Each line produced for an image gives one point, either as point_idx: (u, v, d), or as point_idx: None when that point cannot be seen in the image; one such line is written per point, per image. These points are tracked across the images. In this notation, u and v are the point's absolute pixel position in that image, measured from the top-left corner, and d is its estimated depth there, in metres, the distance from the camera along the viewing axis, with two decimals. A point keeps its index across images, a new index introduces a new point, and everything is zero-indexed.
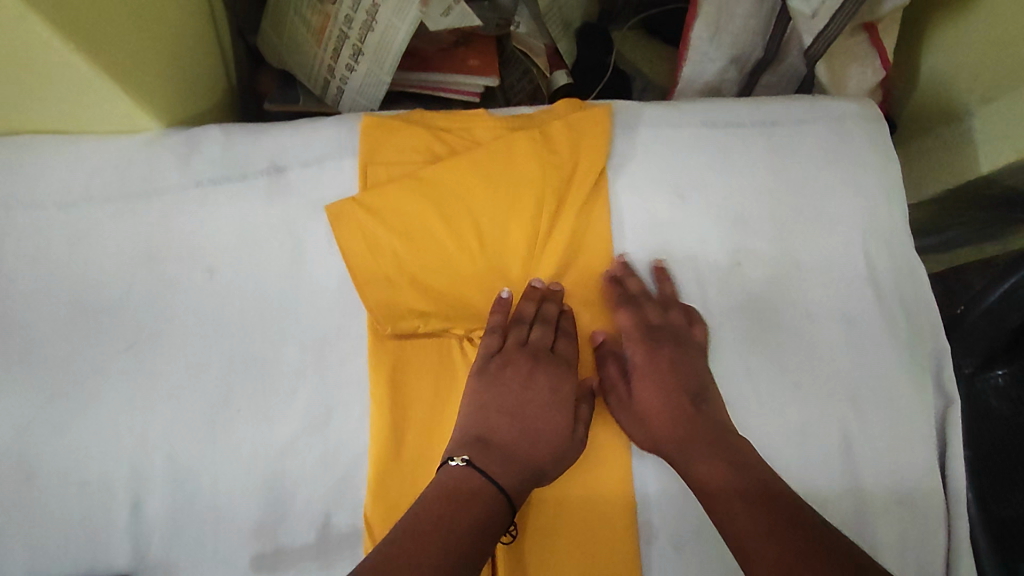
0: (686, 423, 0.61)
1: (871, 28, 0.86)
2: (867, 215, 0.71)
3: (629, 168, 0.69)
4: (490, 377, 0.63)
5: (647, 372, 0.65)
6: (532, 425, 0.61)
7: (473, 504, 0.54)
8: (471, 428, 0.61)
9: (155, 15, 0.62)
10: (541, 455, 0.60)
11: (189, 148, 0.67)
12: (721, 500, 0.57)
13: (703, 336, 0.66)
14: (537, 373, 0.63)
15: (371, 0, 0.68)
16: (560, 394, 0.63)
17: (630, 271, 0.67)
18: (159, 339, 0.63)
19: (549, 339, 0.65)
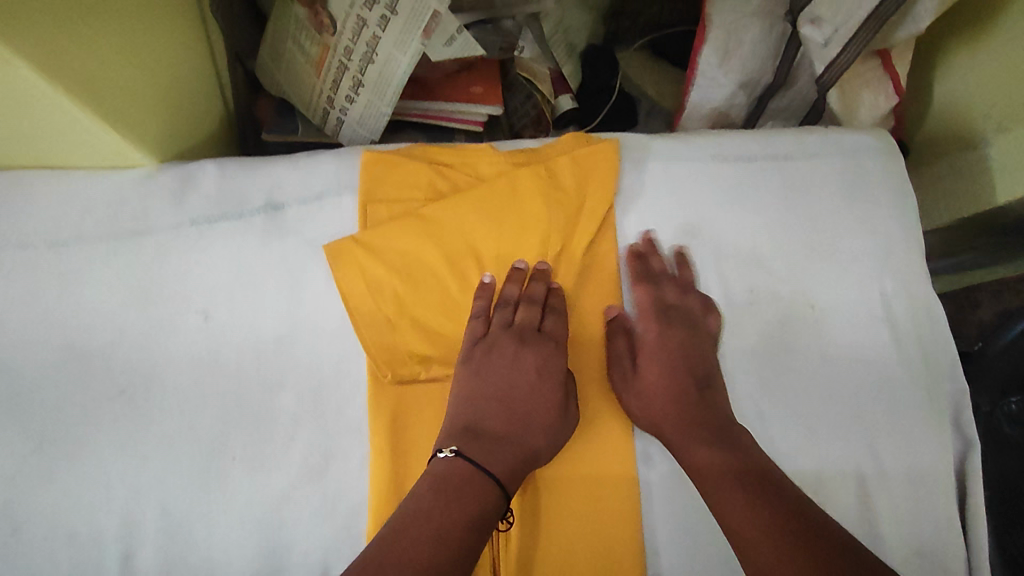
0: (691, 408, 0.60)
1: (885, 54, 0.83)
2: (881, 251, 0.69)
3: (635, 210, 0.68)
4: (477, 361, 0.61)
5: (658, 347, 0.64)
6: (521, 410, 0.59)
7: (465, 493, 0.53)
8: (459, 417, 0.59)
9: (149, 50, 0.60)
10: (533, 442, 0.58)
11: (184, 185, 0.65)
12: (717, 484, 0.56)
13: (718, 324, 0.65)
14: (523, 353, 0.61)
15: (372, 32, 0.66)
16: (548, 371, 0.61)
17: (655, 250, 0.67)
18: (153, 383, 0.61)
19: (535, 320, 0.63)
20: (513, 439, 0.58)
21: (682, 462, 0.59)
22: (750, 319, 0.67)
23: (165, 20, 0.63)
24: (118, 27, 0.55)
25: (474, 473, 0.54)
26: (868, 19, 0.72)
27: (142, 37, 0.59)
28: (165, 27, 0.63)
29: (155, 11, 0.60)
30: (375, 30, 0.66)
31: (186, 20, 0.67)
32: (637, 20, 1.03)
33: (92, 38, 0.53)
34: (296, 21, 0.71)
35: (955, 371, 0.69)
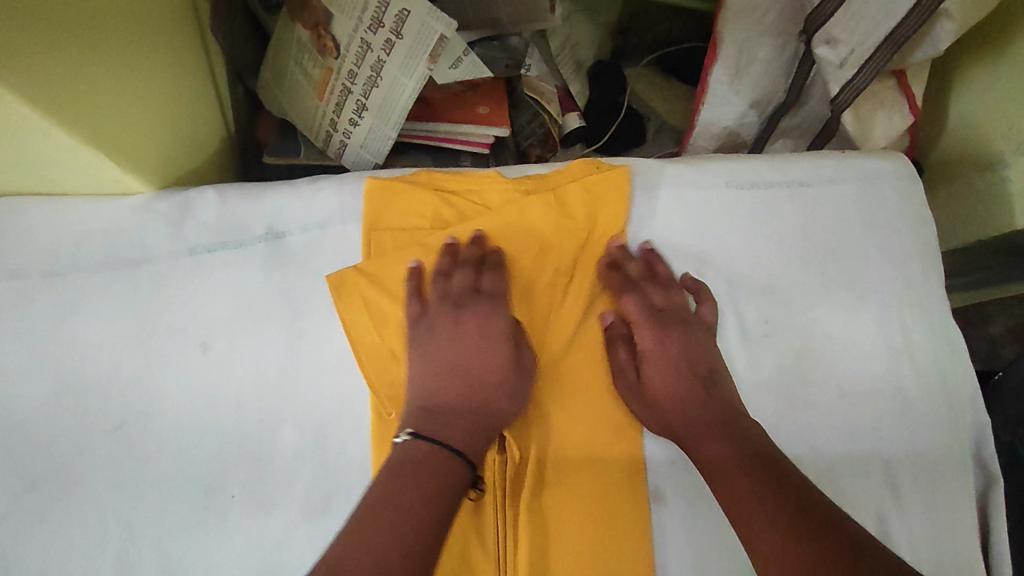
0: (693, 408, 0.60)
1: (900, 74, 0.82)
2: (899, 281, 0.67)
3: (639, 245, 0.66)
4: (420, 338, 0.60)
5: (659, 354, 0.63)
6: (468, 373, 0.59)
7: (426, 465, 0.52)
8: (416, 397, 0.58)
9: (146, 73, 0.59)
10: (495, 409, 0.58)
11: (183, 212, 0.63)
12: (726, 479, 0.55)
13: (711, 314, 0.64)
14: (463, 319, 0.61)
15: (377, 56, 0.65)
16: (490, 332, 0.60)
17: (629, 256, 0.65)
18: (149, 418, 0.59)
19: (471, 282, 0.61)
20: (474, 408, 0.58)
21: (694, 460, 0.58)
22: (765, 350, 0.65)
23: (161, 42, 0.61)
24: (112, 51, 0.54)
25: (430, 449, 0.54)
26: (884, 41, 0.71)
27: (138, 60, 0.57)
28: (161, 49, 0.61)
29: (150, 34, 0.59)
30: (380, 54, 0.65)
31: (183, 41, 0.66)
32: (646, 35, 1.01)
33: (86, 65, 0.51)
34: (299, 44, 0.71)
35: (978, 403, 0.66)
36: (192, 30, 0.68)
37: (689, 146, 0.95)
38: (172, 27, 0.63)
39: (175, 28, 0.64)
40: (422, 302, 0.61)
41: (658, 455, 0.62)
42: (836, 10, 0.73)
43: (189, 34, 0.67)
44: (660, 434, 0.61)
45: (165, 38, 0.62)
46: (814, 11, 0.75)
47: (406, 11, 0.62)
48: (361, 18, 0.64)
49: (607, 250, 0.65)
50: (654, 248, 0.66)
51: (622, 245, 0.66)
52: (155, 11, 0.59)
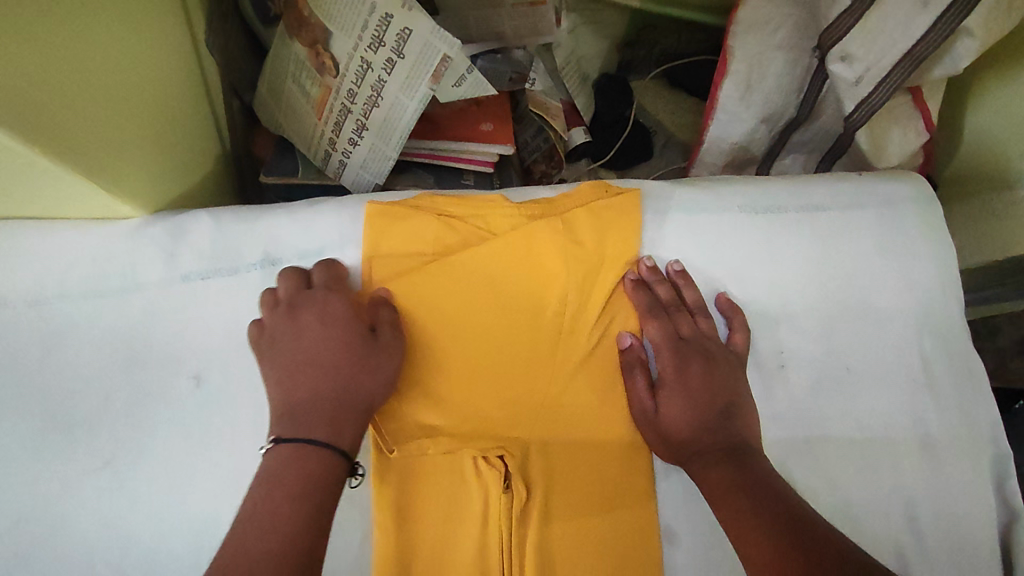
0: (711, 433, 0.57)
1: (915, 89, 0.77)
2: (918, 309, 0.65)
3: (667, 264, 0.64)
4: (263, 350, 0.56)
5: (680, 382, 0.59)
6: (316, 359, 0.54)
7: (304, 464, 0.49)
8: (279, 406, 0.53)
9: (137, 97, 0.56)
10: (352, 390, 0.53)
11: (175, 237, 0.60)
12: (729, 509, 0.54)
13: (743, 344, 0.62)
14: (297, 313, 0.56)
15: (377, 75, 0.63)
16: (330, 318, 0.56)
17: (659, 276, 0.63)
18: (139, 454, 0.57)
19: (299, 284, 0.58)
20: (330, 394, 0.53)
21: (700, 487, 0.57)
22: (781, 382, 0.63)
23: (153, 61, 0.59)
24: (98, 74, 0.51)
25: (292, 453, 0.50)
26: (901, 59, 0.68)
27: (127, 82, 0.55)
28: (153, 69, 0.59)
29: (140, 54, 0.57)
30: (380, 74, 0.63)
31: (176, 59, 0.63)
32: (653, 49, 0.98)
33: (68, 91, 0.49)
34: (296, 62, 0.68)
35: (1002, 438, 0.64)
36: (185, 47, 0.65)
37: (697, 162, 0.92)
38: (164, 45, 0.61)
39: (168, 47, 0.61)
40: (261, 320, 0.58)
41: (671, 492, 0.60)
42: (850, 27, 0.70)
43: (181, 51, 0.64)
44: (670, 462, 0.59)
45: (156, 57, 0.59)
46: (827, 28, 0.73)
47: (407, 30, 0.59)
48: (360, 37, 0.62)
49: (630, 271, 0.63)
50: (683, 268, 0.64)
51: (654, 263, 0.63)
52: (145, 30, 0.57)
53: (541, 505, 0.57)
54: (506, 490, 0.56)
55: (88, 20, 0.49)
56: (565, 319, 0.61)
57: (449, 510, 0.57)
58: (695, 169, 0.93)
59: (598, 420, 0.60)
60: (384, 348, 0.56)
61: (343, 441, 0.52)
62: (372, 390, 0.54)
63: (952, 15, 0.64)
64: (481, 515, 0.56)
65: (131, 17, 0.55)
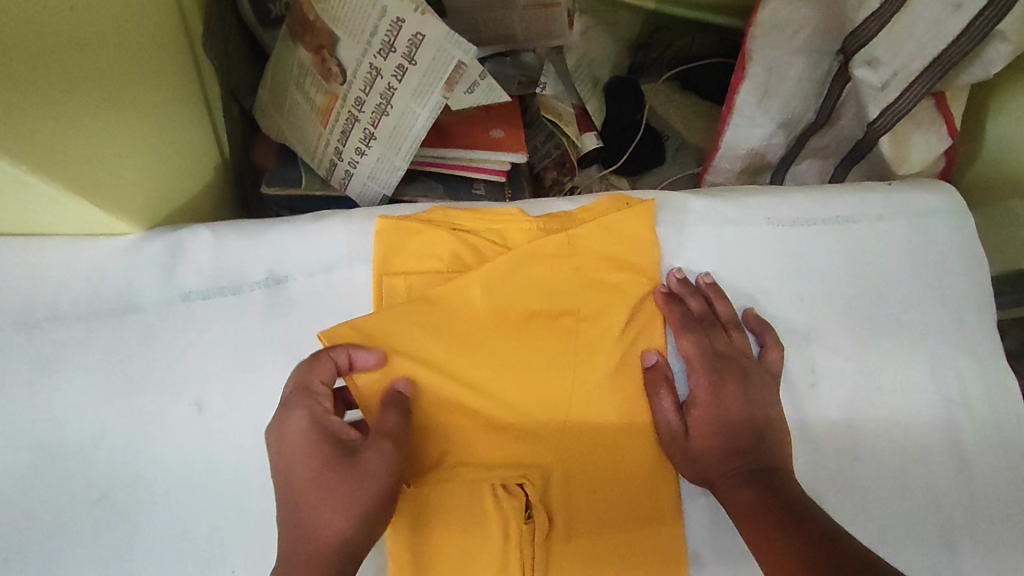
0: (740, 452, 0.54)
1: (939, 94, 0.72)
2: (951, 324, 0.63)
3: (697, 277, 0.61)
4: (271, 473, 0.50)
5: (712, 402, 0.56)
6: (288, 502, 0.47)
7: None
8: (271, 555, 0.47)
9: (131, 107, 0.53)
10: (317, 538, 0.45)
11: (174, 256, 0.57)
12: (756, 528, 0.50)
13: (777, 361, 0.59)
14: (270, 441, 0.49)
15: (387, 83, 0.59)
16: (295, 446, 0.48)
17: (691, 290, 0.59)
18: (136, 486, 0.53)
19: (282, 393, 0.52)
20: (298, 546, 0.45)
21: (727, 508, 0.53)
22: (813, 402, 0.60)
23: (147, 69, 0.55)
24: (89, 84, 0.48)
25: None
26: (929, 65, 0.65)
27: (120, 92, 0.52)
28: (147, 77, 0.55)
29: (134, 62, 0.53)
30: (389, 81, 0.59)
31: (172, 65, 0.60)
32: (665, 51, 0.94)
33: (57, 103, 0.45)
34: (300, 67, 0.65)
35: None
36: (181, 52, 0.62)
37: (712, 167, 0.88)
38: (159, 51, 0.57)
39: (163, 53, 0.58)
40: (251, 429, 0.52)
41: (702, 519, 0.57)
42: (878, 30, 0.67)
43: (178, 57, 0.61)
44: (698, 484, 0.56)
45: (151, 63, 0.56)
46: (852, 31, 0.69)
47: (419, 35, 0.56)
48: (370, 42, 0.58)
49: (661, 284, 0.60)
50: (714, 280, 0.61)
51: (685, 275, 0.60)
52: (138, 35, 0.54)
53: (563, 532, 0.54)
54: (525, 521, 0.53)
55: (78, 25, 0.46)
56: (584, 334, 0.58)
57: (466, 544, 0.53)
58: (708, 174, 0.88)
59: (623, 444, 0.57)
60: (352, 479, 0.46)
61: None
62: (341, 535, 0.45)
63: (982, 21, 0.61)
64: (499, 548, 0.52)
65: (124, 22, 0.52)
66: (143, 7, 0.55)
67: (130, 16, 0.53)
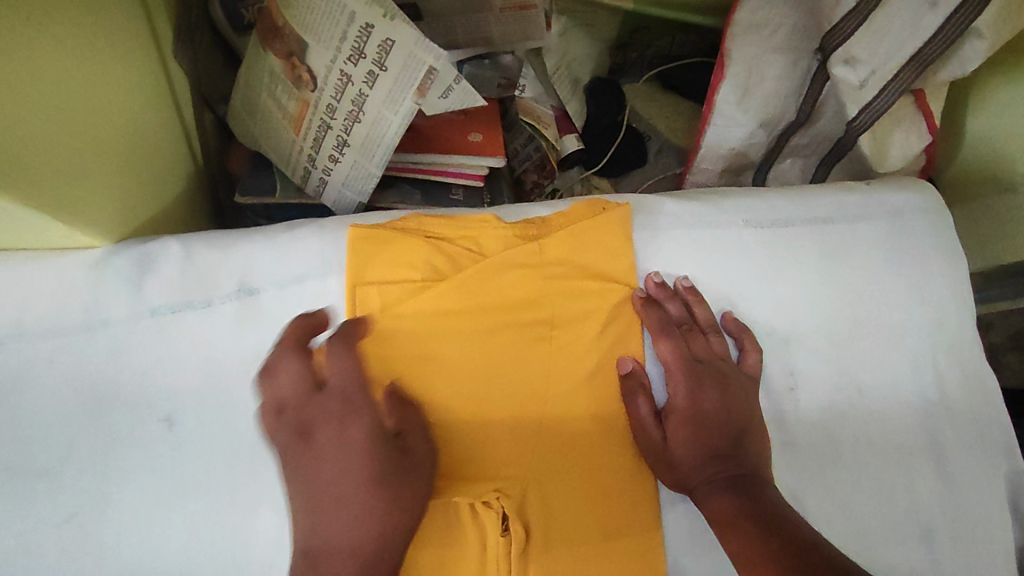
0: (718, 457, 0.54)
1: (919, 92, 0.72)
2: (929, 324, 0.62)
3: (677, 279, 0.60)
4: (297, 453, 0.51)
5: (690, 409, 0.56)
6: (330, 496, 0.50)
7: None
8: (297, 544, 0.50)
9: (96, 118, 0.52)
10: (351, 536, 0.49)
11: (143, 268, 0.56)
12: (735, 536, 0.49)
13: (756, 365, 0.59)
14: (314, 429, 0.52)
15: (358, 90, 0.59)
16: (348, 445, 0.51)
17: (672, 293, 0.59)
18: (105, 507, 0.52)
19: (314, 378, 0.53)
20: (335, 541, 0.49)
21: (706, 516, 0.52)
22: (793, 406, 0.60)
23: (113, 77, 0.54)
24: (53, 98, 0.47)
25: None
26: (909, 61, 0.64)
27: (86, 103, 0.50)
28: (113, 86, 0.54)
29: (99, 73, 0.52)
30: (361, 87, 0.58)
31: (140, 74, 0.58)
32: (645, 51, 0.94)
33: (19, 118, 0.44)
34: (271, 74, 0.64)
35: (1017, 456, 0.62)
36: (149, 58, 0.60)
37: (693, 169, 0.87)
38: (126, 58, 0.56)
39: (130, 62, 0.57)
40: (272, 410, 0.53)
41: (682, 526, 0.56)
42: (856, 28, 0.66)
43: (145, 63, 0.59)
44: (677, 490, 0.55)
45: (117, 72, 0.55)
46: (830, 30, 0.69)
47: (389, 41, 0.55)
48: (339, 48, 0.57)
49: (639, 286, 0.59)
50: (693, 284, 0.60)
51: (663, 278, 0.60)
52: (104, 43, 0.53)
53: (541, 545, 0.54)
54: (503, 535, 0.52)
55: (40, 32, 0.44)
56: (558, 337, 0.57)
57: (443, 557, 0.53)
58: (690, 175, 0.87)
59: (601, 449, 0.56)
60: (404, 487, 0.51)
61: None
62: (382, 538, 0.49)
63: (961, 16, 0.60)
64: (477, 558, 0.53)
65: (87, 29, 0.50)
66: (109, 13, 0.53)
67: (95, 23, 0.51)
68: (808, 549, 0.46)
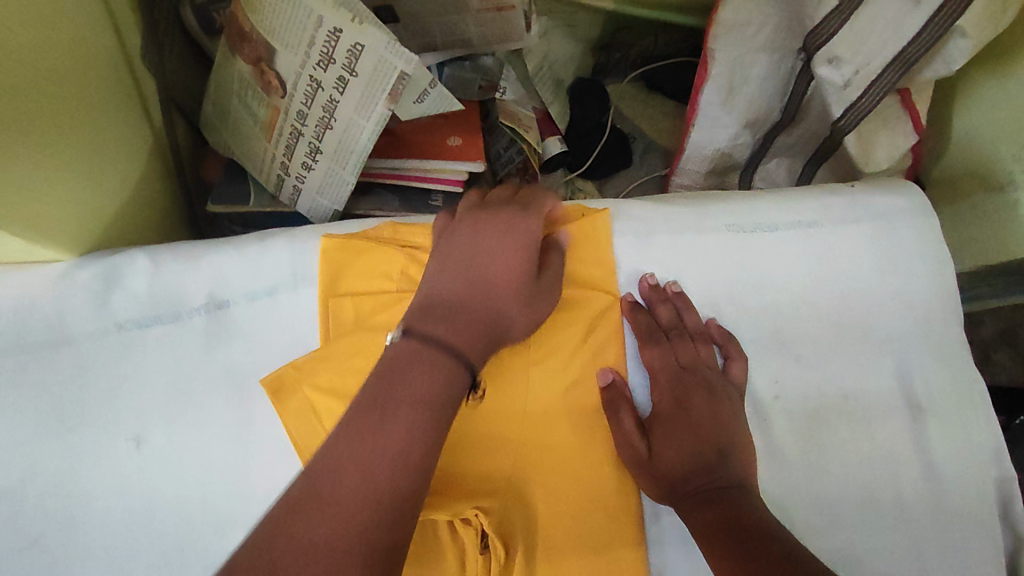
0: (700, 471, 0.52)
1: (905, 92, 0.70)
2: (915, 328, 0.61)
3: (665, 284, 0.60)
4: (450, 239, 0.55)
5: (674, 420, 0.55)
6: (473, 271, 0.53)
7: (413, 374, 0.46)
8: (420, 294, 0.52)
9: (62, 129, 0.50)
10: (483, 308, 0.51)
11: (108, 282, 0.54)
12: (719, 549, 0.48)
13: (742, 373, 0.58)
14: (484, 220, 0.55)
15: (329, 96, 0.57)
16: (514, 240, 0.54)
17: (662, 297, 0.58)
18: (70, 529, 0.51)
19: (503, 196, 0.58)
20: (460, 302, 0.51)
21: (690, 528, 0.51)
22: (779, 416, 0.59)
23: (78, 85, 0.52)
24: (17, 111, 0.45)
25: (427, 350, 0.47)
26: (892, 61, 0.63)
27: (51, 114, 0.48)
28: (81, 95, 0.52)
29: (64, 82, 0.50)
30: (332, 93, 0.57)
31: (106, 82, 0.57)
32: (629, 52, 0.92)
33: None
34: (240, 80, 0.62)
35: (1006, 461, 0.61)
36: (117, 66, 0.59)
37: (678, 169, 0.85)
38: (93, 66, 0.54)
39: (96, 70, 0.55)
40: (450, 214, 0.58)
41: (666, 542, 0.55)
42: (839, 27, 0.64)
43: (113, 71, 0.58)
44: (662, 502, 0.54)
45: (84, 79, 0.53)
46: (812, 29, 0.66)
47: (358, 45, 0.53)
48: (308, 53, 0.56)
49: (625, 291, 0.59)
50: (681, 289, 0.59)
51: (657, 281, 0.59)
52: (69, 50, 0.51)
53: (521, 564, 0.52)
54: (483, 552, 0.52)
55: (4, 41, 0.43)
56: (535, 350, 0.56)
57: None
58: (675, 177, 0.86)
59: (583, 465, 0.55)
60: (534, 296, 0.54)
61: (456, 339, 0.49)
62: (500, 318, 0.52)
63: (944, 16, 0.59)
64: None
65: (53, 36, 0.48)
66: (74, 20, 0.52)
67: (61, 31, 0.50)
68: (780, 566, 0.45)
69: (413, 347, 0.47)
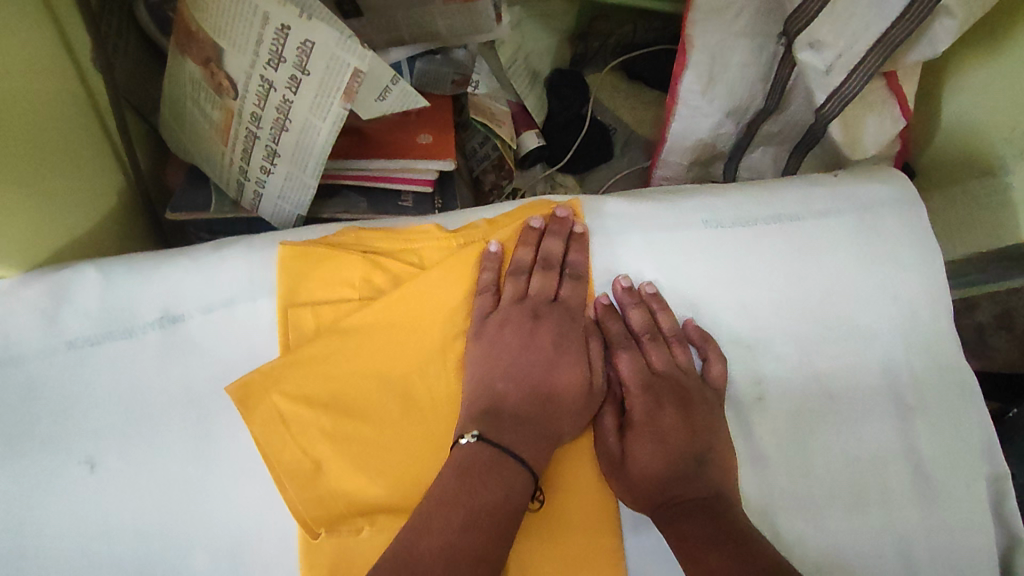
0: (674, 481, 0.51)
1: (892, 73, 0.66)
2: (904, 320, 0.59)
3: (641, 284, 0.57)
4: (490, 337, 0.53)
5: (650, 425, 0.53)
6: (527, 386, 0.52)
7: (486, 476, 0.47)
8: (479, 399, 0.51)
9: (11, 144, 0.48)
10: (542, 431, 0.51)
11: (56, 298, 0.52)
12: (695, 557, 0.46)
13: (721, 374, 0.55)
14: (537, 333, 0.53)
15: (282, 96, 0.55)
16: (564, 348, 0.53)
17: (637, 300, 0.56)
18: (22, 558, 0.49)
19: (551, 289, 0.55)
20: (526, 411, 0.51)
21: (666, 533, 0.49)
22: (761, 418, 0.57)
23: (30, 97, 0.50)
24: None
25: (500, 457, 0.48)
26: (875, 44, 0.59)
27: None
28: (30, 108, 0.50)
29: (16, 94, 0.48)
30: (285, 93, 0.54)
31: (57, 91, 0.54)
32: (608, 40, 0.90)
33: None
34: (193, 82, 0.60)
35: (999, 456, 0.58)
36: (67, 74, 0.56)
37: (661, 161, 0.82)
38: (44, 75, 0.52)
39: (47, 80, 0.53)
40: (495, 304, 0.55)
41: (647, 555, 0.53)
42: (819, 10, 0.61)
43: (64, 79, 0.55)
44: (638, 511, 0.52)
45: (36, 91, 0.51)
46: (792, 13, 0.64)
47: (308, 42, 0.51)
48: (256, 53, 0.53)
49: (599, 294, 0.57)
50: (657, 290, 0.57)
51: (631, 283, 0.57)
52: (18, 60, 0.48)
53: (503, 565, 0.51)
54: None
55: None
56: None
57: None
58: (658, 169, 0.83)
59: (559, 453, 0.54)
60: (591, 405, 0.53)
61: (526, 451, 0.49)
62: (561, 428, 0.52)
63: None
64: None
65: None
66: (25, 30, 0.50)
67: (11, 42, 0.47)
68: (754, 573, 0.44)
69: (476, 453, 0.48)
